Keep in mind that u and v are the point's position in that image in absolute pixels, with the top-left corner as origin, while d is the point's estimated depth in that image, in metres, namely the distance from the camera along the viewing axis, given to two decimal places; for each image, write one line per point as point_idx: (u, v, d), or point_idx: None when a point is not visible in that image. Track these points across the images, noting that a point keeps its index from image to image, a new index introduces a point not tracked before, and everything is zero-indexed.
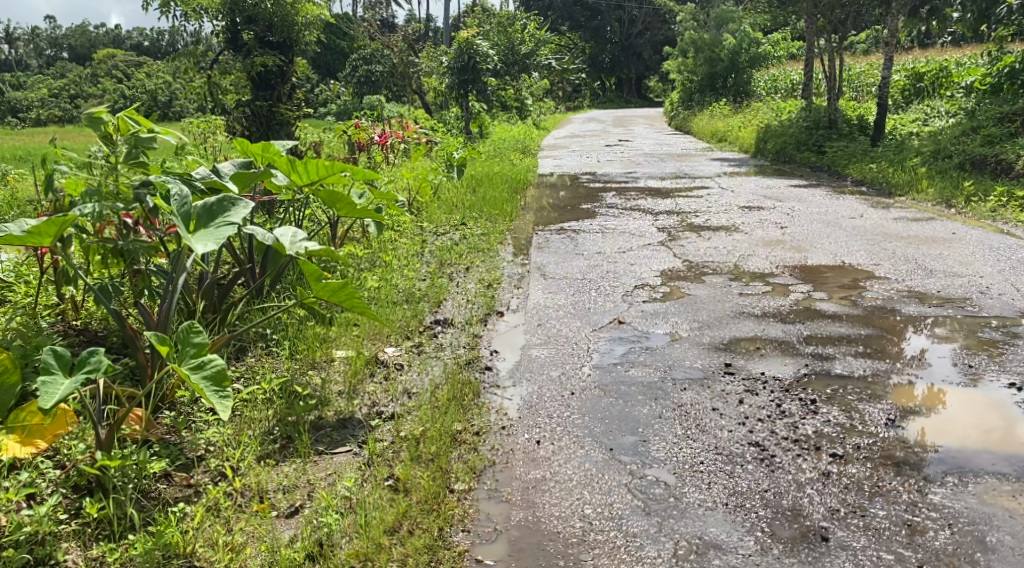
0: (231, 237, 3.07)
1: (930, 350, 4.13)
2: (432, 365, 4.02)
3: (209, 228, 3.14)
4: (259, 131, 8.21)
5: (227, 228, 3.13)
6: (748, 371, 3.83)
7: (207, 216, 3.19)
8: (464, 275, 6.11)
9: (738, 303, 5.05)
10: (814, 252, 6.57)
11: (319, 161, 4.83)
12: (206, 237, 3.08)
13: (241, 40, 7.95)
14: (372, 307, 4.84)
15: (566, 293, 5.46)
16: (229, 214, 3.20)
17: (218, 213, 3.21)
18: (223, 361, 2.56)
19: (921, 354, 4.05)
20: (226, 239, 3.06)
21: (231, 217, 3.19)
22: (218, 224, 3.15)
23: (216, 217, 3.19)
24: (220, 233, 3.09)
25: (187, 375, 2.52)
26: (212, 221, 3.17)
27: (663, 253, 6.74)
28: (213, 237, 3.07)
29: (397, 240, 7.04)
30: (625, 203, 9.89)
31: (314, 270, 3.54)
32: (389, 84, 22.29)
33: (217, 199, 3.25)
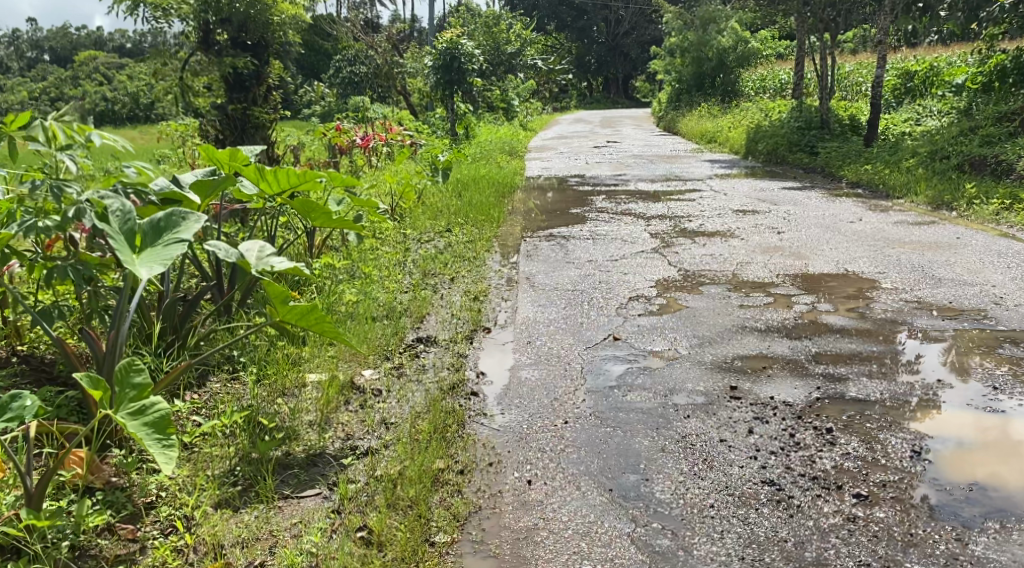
0: (178, 257, 2.91)
1: (926, 354, 4.05)
2: (413, 390, 3.70)
3: (156, 247, 2.98)
4: (233, 136, 7.88)
5: (176, 246, 2.97)
6: (755, 395, 3.52)
7: (154, 233, 3.02)
8: (449, 286, 5.80)
9: (739, 316, 4.76)
10: (815, 259, 6.30)
11: (288, 170, 4.52)
12: (151, 258, 2.91)
13: (214, 41, 7.60)
14: (351, 326, 4.53)
15: (557, 306, 5.15)
16: (178, 231, 3.04)
17: (167, 229, 3.04)
18: (168, 405, 2.33)
19: (916, 360, 3.97)
20: (173, 259, 2.90)
21: (180, 234, 3.03)
22: (166, 243, 2.99)
23: (165, 234, 3.03)
24: (168, 253, 2.93)
25: (128, 425, 2.29)
26: (160, 238, 3.01)
27: (657, 261, 6.46)
28: (159, 258, 2.91)
29: (378, 249, 6.73)
30: (615, 207, 9.61)
31: (280, 292, 3.26)
32: (373, 86, 21.93)
33: (165, 213, 3.08)
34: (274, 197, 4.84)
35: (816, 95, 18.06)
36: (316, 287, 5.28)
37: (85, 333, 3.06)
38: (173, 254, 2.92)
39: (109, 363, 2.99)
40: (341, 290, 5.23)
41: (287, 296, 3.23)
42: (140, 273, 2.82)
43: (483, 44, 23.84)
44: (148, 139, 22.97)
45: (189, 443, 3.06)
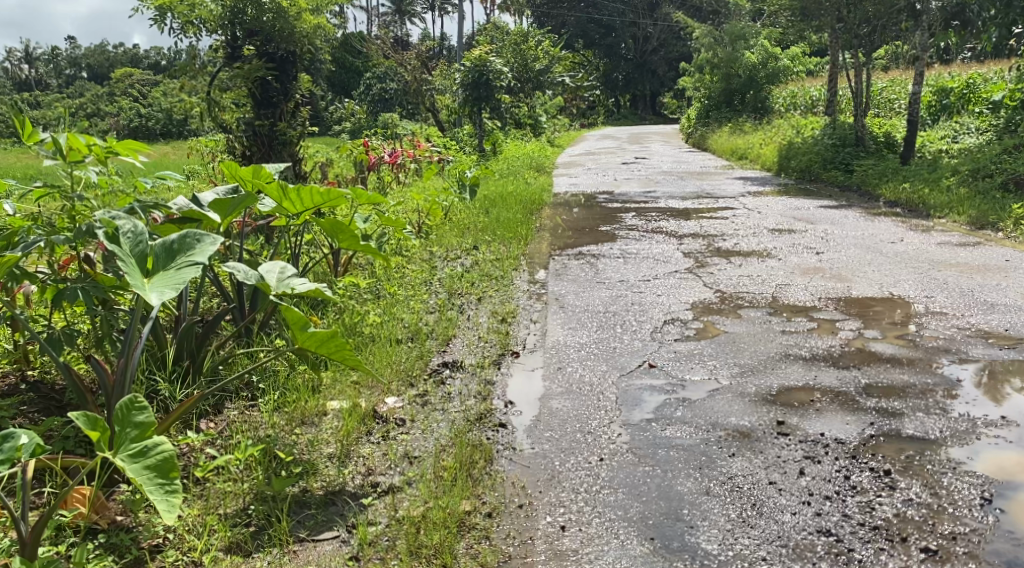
0: (190, 280, 2.80)
1: (985, 386, 3.80)
2: (438, 420, 3.51)
3: (169, 271, 2.88)
4: (259, 151, 7.77)
5: (189, 270, 2.87)
6: (804, 431, 3.29)
7: (167, 256, 2.93)
8: (476, 307, 5.61)
9: (781, 344, 4.53)
10: (857, 281, 6.06)
11: (311, 188, 4.37)
12: (163, 282, 2.81)
13: (241, 55, 7.49)
14: (374, 350, 4.35)
15: (589, 330, 4.95)
16: (191, 254, 2.95)
17: (180, 252, 2.96)
18: (171, 447, 2.27)
19: (975, 392, 3.73)
20: (186, 283, 2.80)
21: (193, 258, 2.94)
22: (179, 266, 2.90)
23: (177, 257, 2.94)
24: (180, 276, 2.82)
25: (127, 469, 2.23)
26: (172, 262, 2.92)
27: (693, 282, 6.24)
28: (171, 282, 2.80)
29: (403, 268, 6.57)
30: (646, 225, 9.40)
31: (299, 318, 3.08)
32: (402, 102, 21.92)
33: (178, 237, 2.99)
34: (297, 215, 4.69)
35: (850, 112, 17.74)
36: (340, 308, 5.12)
37: (93, 361, 2.92)
38: (187, 278, 2.82)
39: (117, 395, 2.84)
40: (366, 311, 5.07)
41: (305, 323, 3.05)
42: (151, 297, 2.71)
43: (511, 62, 23.78)
44: (178, 155, 23.12)
45: (202, 478, 2.88)
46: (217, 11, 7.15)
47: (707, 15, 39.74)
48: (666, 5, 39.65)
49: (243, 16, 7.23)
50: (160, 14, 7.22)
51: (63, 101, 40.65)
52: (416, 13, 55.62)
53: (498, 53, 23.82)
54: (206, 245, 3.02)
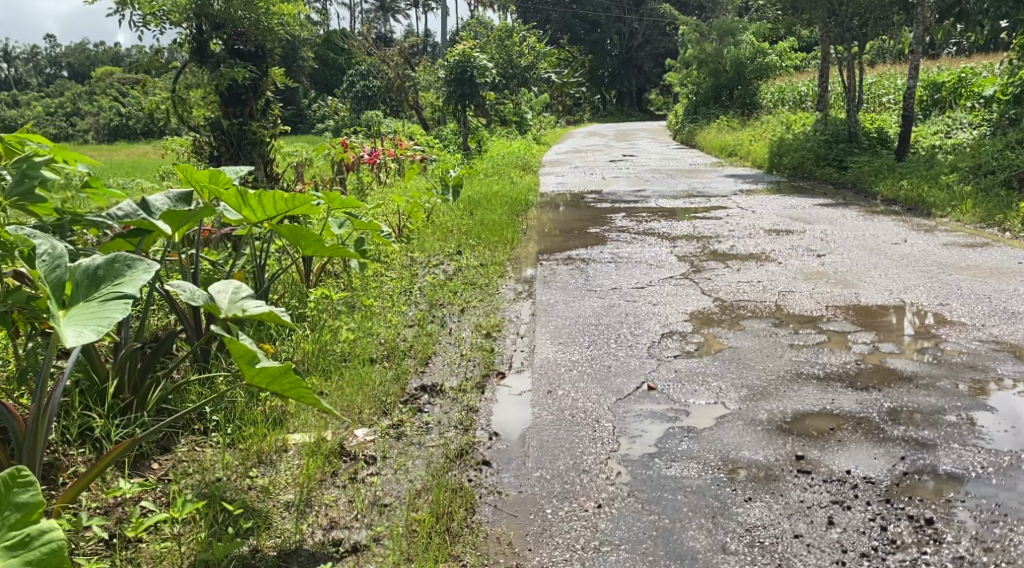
0: (115, 317, 2.42)
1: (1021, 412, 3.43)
2: (414, 457, 3.10)
3: (93, 304, 2.50)
4: (228, 152, 7.29)
5: (115, 302, 2.50)
6: (828, 468, 2.92)
7: (89, 284, 2.58)
8: (459, 319, 5.21)
9: (790, 361, 4.16)
10: (865, 288, 5.69)
11: (274, 195, 3.94)
12: (82, 316, 2.44)
13: (208, 50, 6.99)
14: (346, 373, 3.95)
15: (581, 345, 4.55)
16: (119, 283, 2.57)
17: (105, 279, 2.60)
18: (61, 537, 1.99)
19: (1011, 418, 3.36)
20: (110, 320, 2.41)
21: (122, 287, 2.57)
22: (103, 297, 2.53)
23: (102, 285, 2.58)
24: (103, 311, 2.44)
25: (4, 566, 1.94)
26: (95, 291, 2.56)
27: (690, 289, 5.86)
28: (92, 317, 2.43)
29: (381, 276, 6.16)
30: (637, 226, 9.03)
31: (247, 351, 2.63)
32: (385, 100, 21.41)
33: (104, 261, 2.63)
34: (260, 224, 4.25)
35: (841, 107, 17.43)
36: (309, 325, 4.72)
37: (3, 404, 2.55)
38: (112, 312, 2.44)
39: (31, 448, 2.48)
40: (338, 328, 4.67)
41: (253, 357, 2.62)
42: (66, 335, 2.32)
43: (495, 58, 23.29)
44: (154, 154, 22.51)
45: (135, 538, 2.50)
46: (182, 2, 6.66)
47: (692, 9, 39.29)
48: (651, 0, 39.17)
49: (208, 7, 6.73)
50: (120, 5, 6.71)
51: (40, 100, 39.83)
52: (399, 8, 54.92)
53: (483, 49, 23.33)
54: (142, 272, 2.65)
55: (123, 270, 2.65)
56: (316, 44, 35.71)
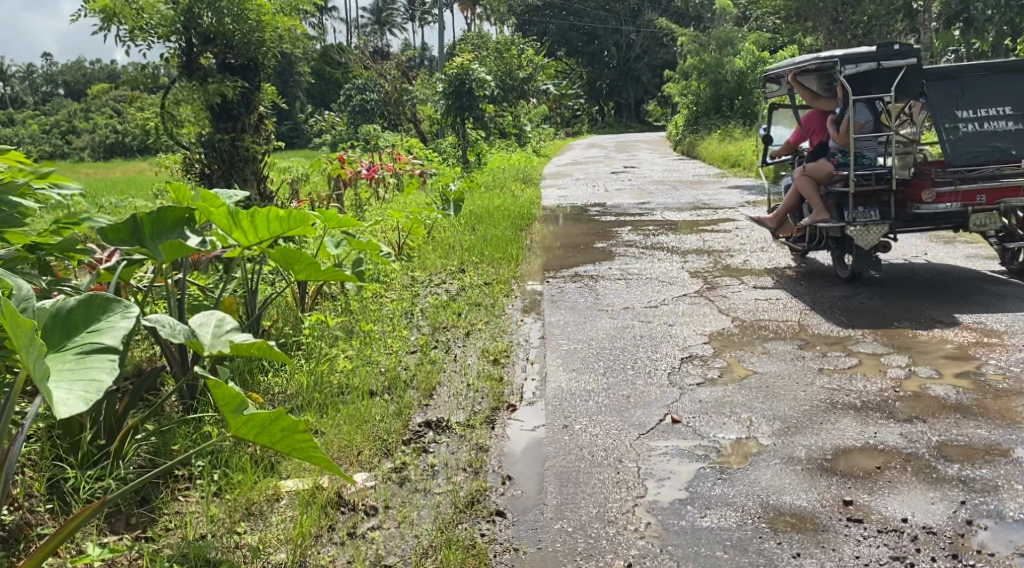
0: (103, 376, 2.19)
1: None
2: (419, 508, 2.81)
3: (71, 357, 2.27)
4: (221, 170, 7.01)
5: (98, 358, 2.26)
6: (881, 516, 2.63)
7: (62, 333, 2.35)
8: (464, 344, 4.91)
9: (822, 388, 3.86)
10: (891, 305, 5.41)
11: (268, 212, 3.59)
12: (64, 374, 2.18)
13: (198, 65, 6.71)
14: (344, 409, 3.66)
15: (596, 372, 4.26)
16: (97, 333, 2.34)
17: (79, 328, 2.37)
18: None
19: None
20: (99, 380, 2.17)
21: (100, 337, 2.34)
22: (81, 350, 2.30)
23: (77, 334, 2.35)
24: (91, 369, 2.21)
25: None
26: (70, 342, 2.33)
27: (706, 308, 5.57)
28: (77, 375, 2.18)
29: (380, 299, 5.87)
30: (645, 240, 8.74)
31: (234, 398, 2.35)
32: (382, 114, 21.17)
33: (78, 305, 2.40)
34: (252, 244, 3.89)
35: None
36: (305, 354, 4.43)
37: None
38: (97, 370, 2.21)
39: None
40: (336, 357, 4.38)
41: (242, 403, 2.37)
42: (55, 399, 2.05)
43: (494, 70, 23.07)
44: (149, 172, 22.26)
45: None
46: (170, 14, 6.36)
47: (690, 20, 39.14)
48: (648, 12, 39.01)
49: (199, 21, 6.44)
50: (105, 19, 6.43)
51: (36, 118, 39.66)
52: (396, 23, 54.87)
53: (481, 61, 23.12)
54: (120, 318, 2.42)
55: (97, 315, 2.41)
56: (313, 58, 35.53)
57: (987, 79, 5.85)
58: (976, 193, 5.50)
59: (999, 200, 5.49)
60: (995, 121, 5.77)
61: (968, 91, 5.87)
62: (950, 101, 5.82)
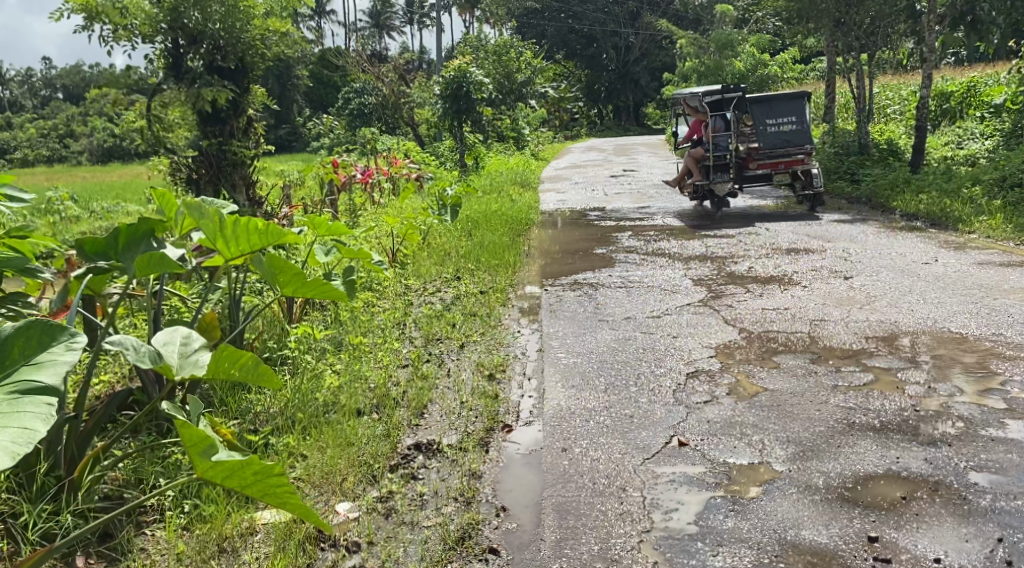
0: (39, 423, 2.04)
1: None
2: (407, 544, 2.60)
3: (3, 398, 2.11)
4: (208, 175, 6.76)
5: (32, 400, 2.11)
6: (910, 556, 2.44)
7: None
8: (458, 357, 4.68)
9: (837, 407, 3.64)
10: (903, 314, 5.20)
11: (248, 224, 3.38)
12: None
13: (185, 66, 6.47)
14: (330, 429, 3.44)
15: (597, 387, 4.04)
16: (35, 370, 2.19)
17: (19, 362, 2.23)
18: None
19: None
20: (32, 429, 2.02)
21: (38, 374, 2.18)
22: (14, 389, 2.14)
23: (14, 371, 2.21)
24: (21, 416, 2.05)
25: None
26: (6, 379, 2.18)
27: (712, 319, 5.35)
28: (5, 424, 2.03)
29: (372, 309, 5.64)
30: (646, 246, 8.53)
31: (203, 440, 2.17)
32: (379, 118, 20.93)
33: (20, 335, 2.27)
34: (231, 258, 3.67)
35: (847, 119, 16.99)
36: (290, 369, 4.22)
37: None
38: (31, 417, 2.06)
39: None
40: (323, 373, 4.16)
41: (210, 446, 2.18)
42: None
43: (492, 73, 22.86)
44: (144, 177, 22.03)
45: None
46: (155, 14, 6.12)
47: (689, 23, 38.94)
48: (647, 14, 38.79)
49: (184, 19, 6.20)
50: (87, 18, 6.18)
51: (32, 122, 39.37)
52: (394, 26, 54.60)
53: (479, 64, 22.90)
54: (64, 350, 2.27)
55: (37, 349, 2.26)
56: (310, 61, 35.30)
57: (786, 101, 10.36)
58: (777, 163, 10.35)
59: (790, 166, 10.30)
60: (785, 125, 10.31)
61: (775, 108, 10.39)
62: (763, 115, 10.31)
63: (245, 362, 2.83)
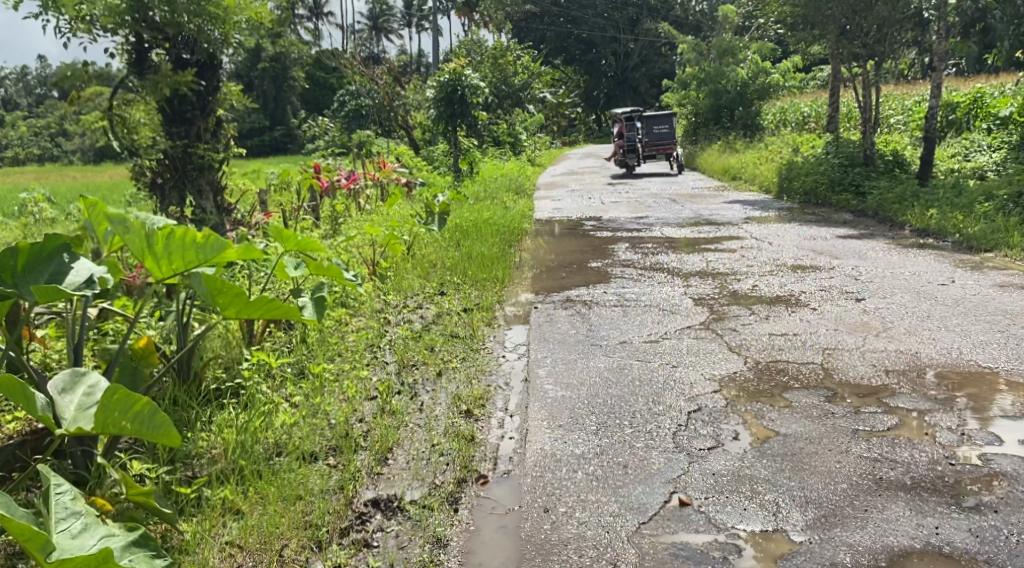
0: None
1: None
2: None
3: None
4: (174, 179, 6.25)
5: None
6: None
7: None
8: (434, 389, 4.19)
9: (860, 459, 3.17)
10: (924, 344, 4.76)
11: (181, 238, 2.95)
12: None
13: (148, 62, 6.01)
14: (273, 479, 2.99)
15: (588, 427, 3.57)
16: None
17: None
18: None
19: None
20: None
21: None
22: None
23: None
24: None
25: None
26: None
27: (714, 345, 4.88)
28: None
29: (342, 328, 5.17)
30: (643, 259, 8.08)
31: (41, 541, 2.03)
32: (374, 120, 20.41)
33: None
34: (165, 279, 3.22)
35: (850, 129, 16.57)
36: (242, 401, 3.75)
37: None
38: None
39: None
40: (277, 408, 3.69)
41: (49, 547, 2.03)
42: None
43: (488, 77, 22.39)
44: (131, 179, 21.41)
45: None
46: (116, 3, 5.63)
47: (689, 31, 38.55)
48: (648, 20, 38.43)
49: (148, 12, 5.73)
50: (42, 6, 5.68)
51: (26, 121, 38.88)
52: (394, 29, 54.20)
53: (476, 67, 22.49)
54: None
55: None
56: (307, 62, 34.75)
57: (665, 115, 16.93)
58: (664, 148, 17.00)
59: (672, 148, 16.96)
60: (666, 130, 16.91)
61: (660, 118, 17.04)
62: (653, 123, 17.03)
63: (141, 411, 2.43)
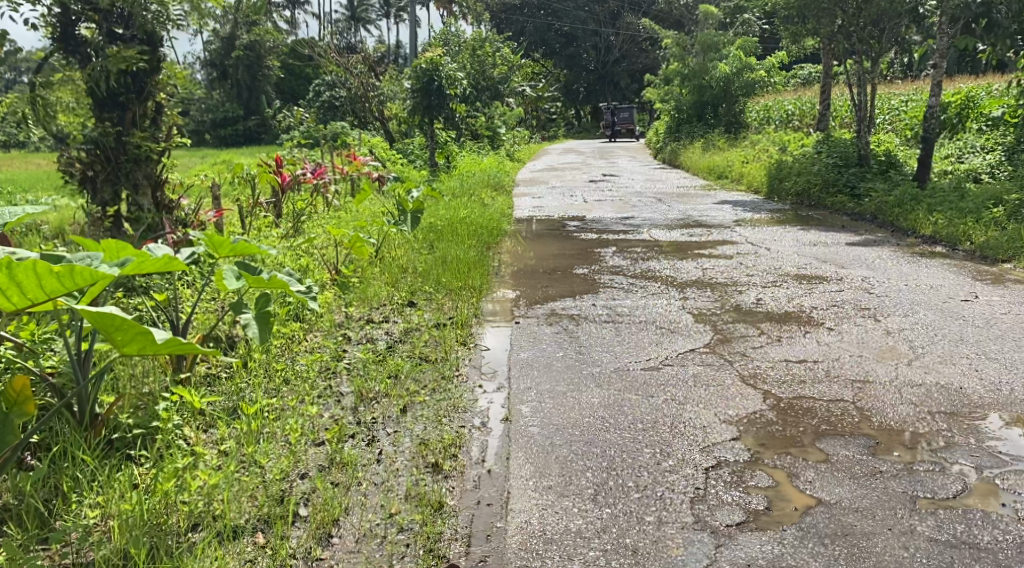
0: None
1: None
2: None
3: None
4: (105, 172, 5.42)
5: None
6: None
7: None
8: (395, 430, 3.44)
9: (933, 544, 2.56)
10: (965, 376, 4.13)
11: (35, 264, 2.30)
12: None
13: (77, 37, 5.17)
14: None
15: (587, 490, 2.88)
16: None
17: None
18: None
19: None
20: None
21: None
22: None
23: None
24: None
25: None
26: None
27: (727, 375, 4.20)
28: None
29: (291, 349, 4.41)
30: (633, 265, 7.43)
31: None
32: (347, 110, 19.51)
33: None
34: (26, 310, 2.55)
35: (840, 127, 16.03)
36: (156, 453, 3.03)
37: None
38: None
39: None
40: (199, 461, 2.96)
41: None
42: None
43: (466, 67, 21.55)
44: None
45: None
46: None
47: (670, 24, 38.06)
48: (628, 14, 37.87)
49: None
50: None
51: None
52: (370, 18, 53.11)
53: (454, 58, 21.64)
54: None
55: None
56: (280, 50, 33.65)
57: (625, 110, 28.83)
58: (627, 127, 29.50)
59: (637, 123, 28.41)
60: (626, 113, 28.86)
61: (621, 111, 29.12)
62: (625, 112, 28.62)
63: None
